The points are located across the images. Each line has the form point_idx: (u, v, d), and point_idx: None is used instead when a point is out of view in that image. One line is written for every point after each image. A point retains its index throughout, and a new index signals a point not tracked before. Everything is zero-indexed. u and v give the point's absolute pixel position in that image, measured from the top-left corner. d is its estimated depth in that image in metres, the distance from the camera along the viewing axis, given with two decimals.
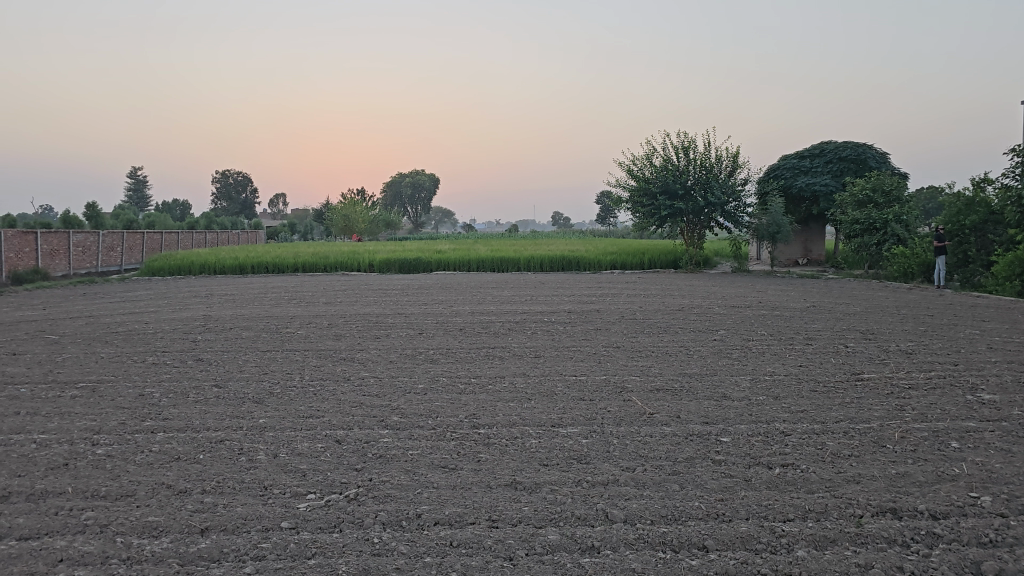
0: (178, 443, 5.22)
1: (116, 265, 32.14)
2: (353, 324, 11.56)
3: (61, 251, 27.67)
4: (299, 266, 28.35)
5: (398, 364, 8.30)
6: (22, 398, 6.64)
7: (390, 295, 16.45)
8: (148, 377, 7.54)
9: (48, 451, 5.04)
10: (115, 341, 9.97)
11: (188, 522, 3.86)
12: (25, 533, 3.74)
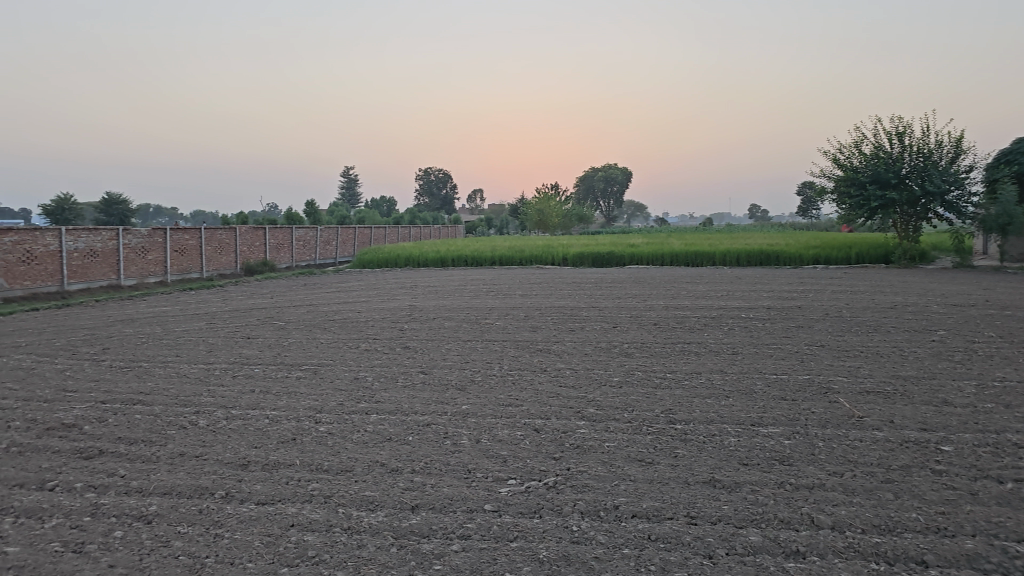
0: (390, 425, 5.59)
1: (331, 258, 34.69)
2: (548, 317, 11.73)
3: (285, 245, 30.27)
4: (495, 260, 29.19)
5: (593, 357, 8.35)
6: (256, 377, 7.39)
7: (584, 289, 16.59)
8: (362, 362, 8.10)
9: (279, 426, 5.56)
10: (332, 328, 10.74)
11: (400, 499, 4.12)
12: (262, 498, 4.15)
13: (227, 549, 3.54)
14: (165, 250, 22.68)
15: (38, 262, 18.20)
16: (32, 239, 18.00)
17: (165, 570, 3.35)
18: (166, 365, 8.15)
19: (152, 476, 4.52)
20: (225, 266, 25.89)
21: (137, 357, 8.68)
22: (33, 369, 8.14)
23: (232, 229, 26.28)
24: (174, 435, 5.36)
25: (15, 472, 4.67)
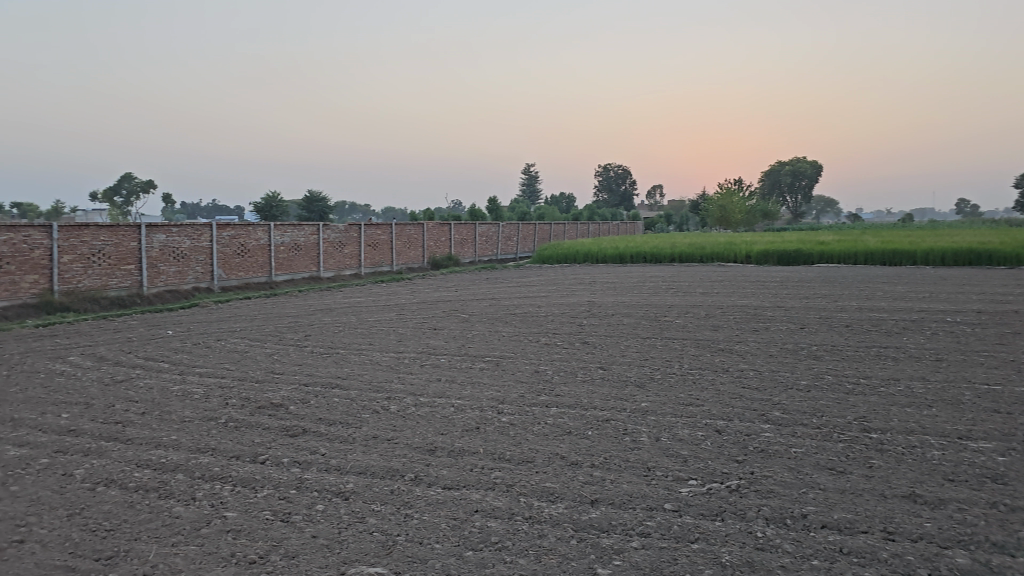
0: (570, 418, 5.64)
1: (512, 253, 35.46)
2: (730, 316, 11.38)
3: (469, 240, 31.31)
4: (675, 256, 28.67)
5: (779, 359, 8.01)
6: (443, 366, 7.70)
7: (769, 288, 15.93)
8: (542, 356, 8.24)
9: (463, 414, 5.77)
10: (513, 322, 10.99)
11: (580, 492, 4.16)
12: (448, 483, 4.32)
13: (417, 530, 3.71)
14: (359, 245, 24.10)
15: (252, 255, 19.95)
16: (246, 234, 19.71)
17: (361, 544, 3.57)
18: (361, 352, 8.68)
19: (350, 456, 4.83)
20: (413, 260, 27.14)
21: (335, 344, 9.30)
22: (246, 353, 8.93)
23: (420, 225, 27.50)
24: (368, 419, 5.70)
25: (232, 445, 5.15)
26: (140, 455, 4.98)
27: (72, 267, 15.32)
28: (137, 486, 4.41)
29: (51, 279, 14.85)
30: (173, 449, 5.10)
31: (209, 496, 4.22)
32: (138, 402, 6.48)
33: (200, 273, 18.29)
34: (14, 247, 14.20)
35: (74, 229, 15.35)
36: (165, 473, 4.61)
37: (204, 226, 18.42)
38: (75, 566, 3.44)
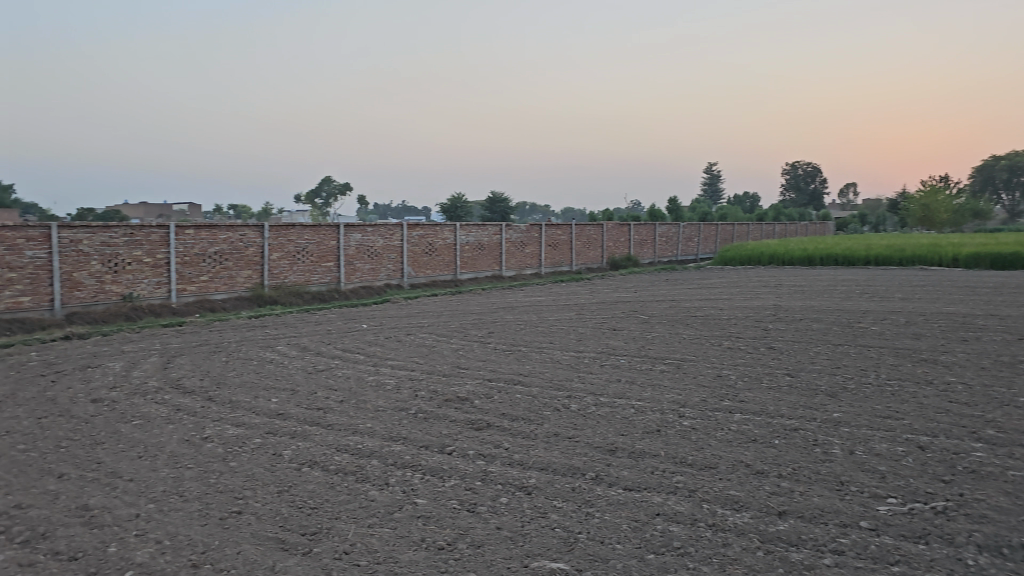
0: (755, 426, 5.44)
1: (693, 254, 34.72)
2: (935, 324, 10.53)
3: (649, 241, 30.99)
4: (872, 258, 26.90)
5: (992, 373, 7.31)
6: (622, 367, 7.68)
7: (980, 294, 14.58)
8: (725, 360, 8.00)
9: (644, 416, 5.72)
10: (694, 325, 10.75)
11: (767, 502, 4.00)
12: (629, 484, 4.30)
13: (598, 529, 3.72)
14: (540, 245, 24.51)
15: (439, 254, 20.80)
16: (433, 234, 20.58)
17: (543, 539, 3.63)
18: (542, 350, 8.82)
19: (531, 452, 4.92)
20: (593, 260, 27.22)
21: (516, 342, 9.50)
22: (433, 347, 9.33)
23: (600, 225, 27.54)
24: (549, 416, 5.78)
25: (421, 435, 5.39)
26: (339, 440, 5.33)
27: (280, 263, 16.64)
28: (337, 468, 4.73)
29: (262, 274, 16.22)
30: (368, 436, 5.42)
31: (401, 482, 4.45)
32: (337, 391, 6.94)
33: (391, 271, 19.31)
34: (232, 245, 15.67)
35: (281, 229, 16.68)
36: (361, 458, 4.91)
37: (396, 226, 19.42)
38: (285, 538, 3.74)
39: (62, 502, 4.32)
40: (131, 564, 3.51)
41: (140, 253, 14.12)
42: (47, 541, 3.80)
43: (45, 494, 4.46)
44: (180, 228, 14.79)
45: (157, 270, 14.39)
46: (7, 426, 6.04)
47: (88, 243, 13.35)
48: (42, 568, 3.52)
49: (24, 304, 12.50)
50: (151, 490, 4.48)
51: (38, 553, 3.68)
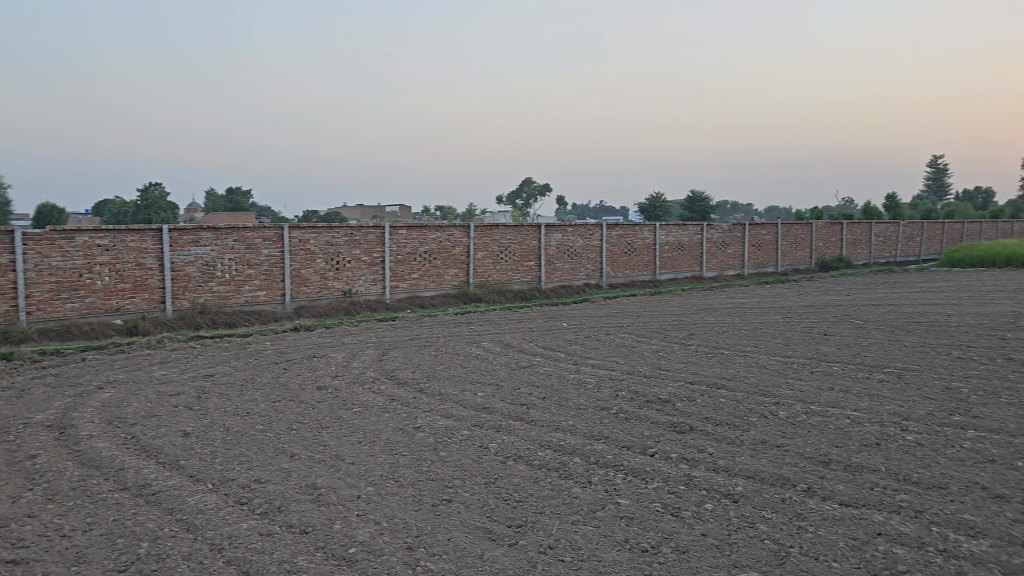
0: (993, 445, 4.93)
1: (914, 255, 32.10)
2: None
3: (863, 241, 29.03)
4: None
5: None
6: (835, 375, 7.23)
7: None
8: (955, 370, 7.31)
9: (861, 428, 5.35)
10: (917, 331, 9.92)
11: (1009, 531, 3.61)
12: (847, 499, 4.04)
13: (812, 544, 3.52)
14: (743, 245, 23.67)
15: (638, 254, 20.64)
16: (633, 233, 20.45)
17: (751, 550, 3.49)
18: (747, 354, 8.49)
19: (738, 458, 4.75)
20: (800, 261, 25.91)
21: (720, 345, 9.22)
22: (633, 347, 9.26)
23: (809, 224, 26.15)
24: (756, 423, 5.55)
25: (623, 435, 5.37)
26: (542, 436, 5.42)
27: (484, 262, 17.22)
28: (541, 464, 4.81)
29: (467, 273, 16.87)
30: (570, 433, 5.47)
31: (603, 481, 4.46)
32: (540, 387, 7.07)
33: (590, 271, 19.41)
34: (440, 244, 16.41)
35: (486, 229, 17.25)
36: (564, 455, 4.97)
37: (595, 226, 19.50)
38: (492, 528, 3.86)
39: (294, 479, 4.73)
40: (354, 541, 3.77)
41: (359, 251, 15.15)
42: (282, 514, 4.17)
43: (280, 470, 4.90)
44: (394, 228, 15.70)
45: (373, 267, 15.38)
46: (248, 407, 6.70)
47: (314, 242, 14.52)
48: (278, 538, 3.87)
49: (260, 298, 13.84)
50: (370, 473, 4.79)
51: (274, 524, 4.05)
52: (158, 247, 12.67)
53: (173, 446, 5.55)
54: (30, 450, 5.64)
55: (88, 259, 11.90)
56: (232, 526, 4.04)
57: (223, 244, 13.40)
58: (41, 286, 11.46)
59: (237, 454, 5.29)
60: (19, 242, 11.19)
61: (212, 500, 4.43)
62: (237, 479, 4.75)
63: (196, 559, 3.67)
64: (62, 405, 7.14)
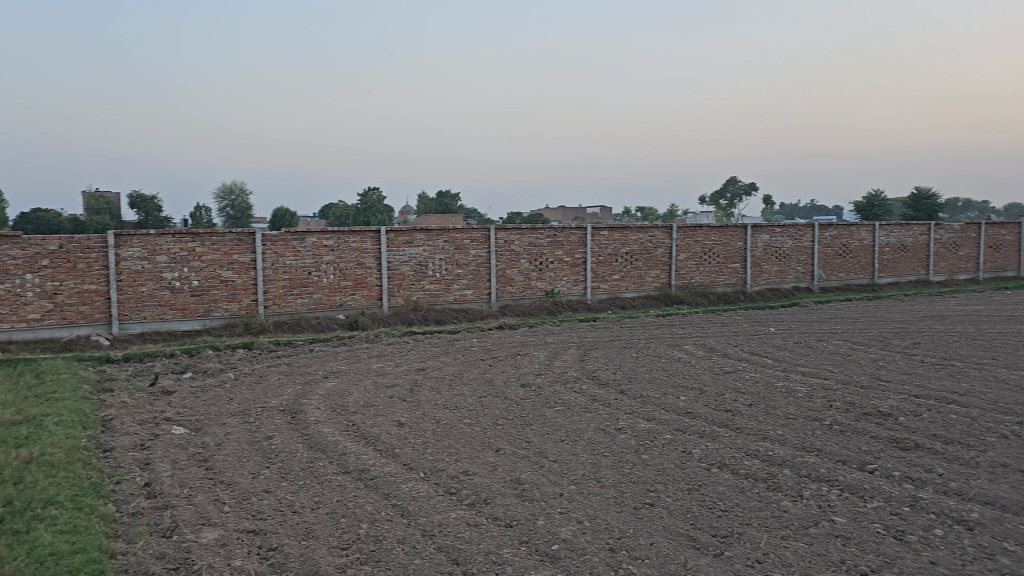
0: None
1: None
2: None
3: None
4: None
5: None
6: None
7: None
8: None
9: None
10: None
11: None
12: None
13: None
14: (979, 246, 21.49)
15: (855, 256, 19.34)
16: (848, 234, 19.20)
17: None
18: (983, 367, 7.69)
19: (973, 482, 4.32)
20: None
21: (949, 356, 8.41)
22: (849, 356, 8.68)
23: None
24: (995, 443, 5.01)
25: (838, 448, 5.05)
26: (749, 445, 5.22)
27: (686, 264, 16.87)
28: (747, 473, 4.63)
29: (669, 274, 16.61)
30: (779, 444, 5.22)
31: (816, 496, 4.21)
32: (746, 394, 6.81)
33: (800, 274, 18.46)
34: (642, 246, 16.27)
35: (689, 230, 16.89)
36: (773, 466, 4.75)
37: (806, 226, 18.51)
38: (696, 537, 3.77)
39: (500, 473, 4.87)
40: (557, 539, 3.81)
41: (561, 252, 15.35)
42: (488, 506, 4.31)
43: (486, 464, 5.07)
44: (596, 229, 15.76)
45: (575, 268, 15.53)
46: (456, 401, 6.99)
47: (518, 243, 14.89)
48: (484, 530, 4.00)
49: (467, 296, 14.41)
50: (572, 472, 4.83)
51: (480, 516, 4.19)
52: (377, 248, 13.53)
53: (389, 434, 5.91)
54: (266, 432, 6.23)
55: (316, 258, 12.99)
56: (442, 514, 4.23)
57: (435, 245, 14.08)
58: (277, 282, 12.73)
59: (447, 446, 5.53)
60: (260, 243, 12.50)
61: (424, 488, 4.67)
62: (446, 469, 4.97)
63: (410, 544, 3.88)
64: (293, 392, 7.82)
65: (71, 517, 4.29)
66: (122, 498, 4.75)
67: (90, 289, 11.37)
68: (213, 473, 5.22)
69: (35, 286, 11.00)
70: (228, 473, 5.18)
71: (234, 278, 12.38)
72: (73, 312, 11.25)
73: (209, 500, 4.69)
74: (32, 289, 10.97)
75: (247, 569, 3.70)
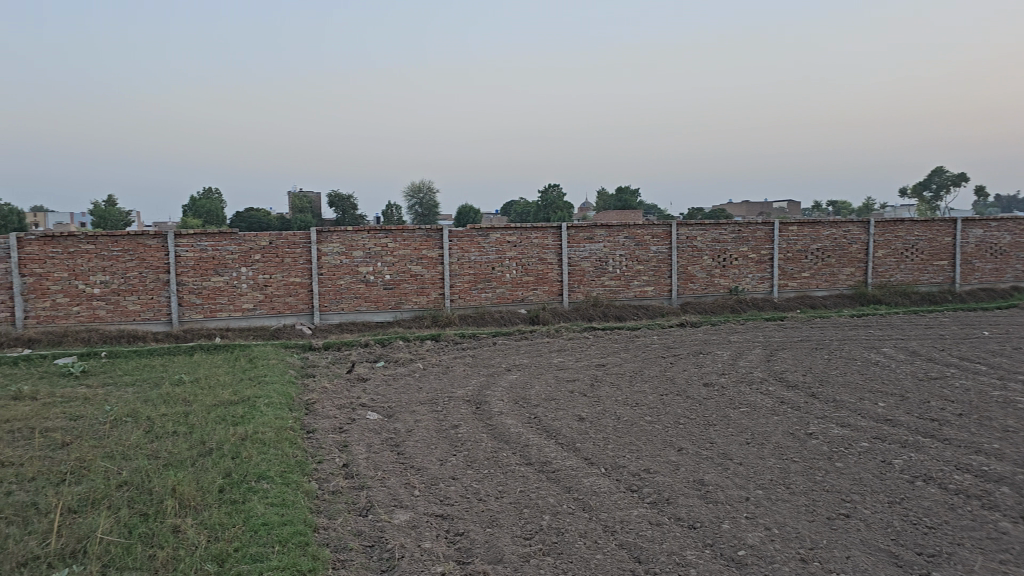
0: None
1: None
2: None
3: None
4: None
5: None
6: None
7: None
8: None
9: None
10: None
11: None
12: None
13: None
14: None
15: None
16: None
17: None
18: None
19: None
20: None
21: None
22: None
23: None
24: None
25: None
26: (959, 458, 4.79)
27: (885, 262, 15.76)
28: (958, 489, 4.26)
29: (866, 272, 15.59)
30: (996, 458, 4.76)
31: None
32: (955, 403, 6.26)
33: (1019, 273, 16.73)
34: (835, 242, 15.36)
35: (888, 224, 15.75)
36: (989, 483, 4.33)
37: None
38: (899, 553, 3.51)
39: (682, 473, 4.77)
40: (744, 544, 3.68)
41: (747, 249, 14.80)
42: (671, 507, 4.23)
43: (668, 463, 4.99)
44: (784, 224, 15.06)
45: (761, 265, 14.93)
46: (637, 398, 6.93)
47: (701, 239, 14.51)
48: (667, 530, 3.93)
49: (648, 293, 14.25)
50: (760, 476, 4.64)
51: (663, 515, 4.13)
52: (557, 244, 13.67)
53: (570, 428, 5.95)
54: (453, 421, 6.47)
55: (499, 254, 13.32)
56: (624, 511, 4.20)
57: (615, 241, 14.01)
58: (462, 277, 13.17)
59: (628, 443, 5.49)
60: (446, 239, 12.98)
61: (605, 483, 4.66)
62: (628, 466, 4.94)
63: (592, 538, 3.88)
64: (477, 383, 8.08)
65: (280, 491, 4.67)
66: (324, 477, 5.10)
67: (296, 282, 12.34)
68: (404, 458, 5.49)
69: (249, 279, 12.13)
70: (417, 459, 5.43)
71: (422, 273, 12.94)
72: (280, 303, 12.28)
73: (401, 482, 4.94)
74: (246, 281, 12.11)
75: (435, 551, 3.86)
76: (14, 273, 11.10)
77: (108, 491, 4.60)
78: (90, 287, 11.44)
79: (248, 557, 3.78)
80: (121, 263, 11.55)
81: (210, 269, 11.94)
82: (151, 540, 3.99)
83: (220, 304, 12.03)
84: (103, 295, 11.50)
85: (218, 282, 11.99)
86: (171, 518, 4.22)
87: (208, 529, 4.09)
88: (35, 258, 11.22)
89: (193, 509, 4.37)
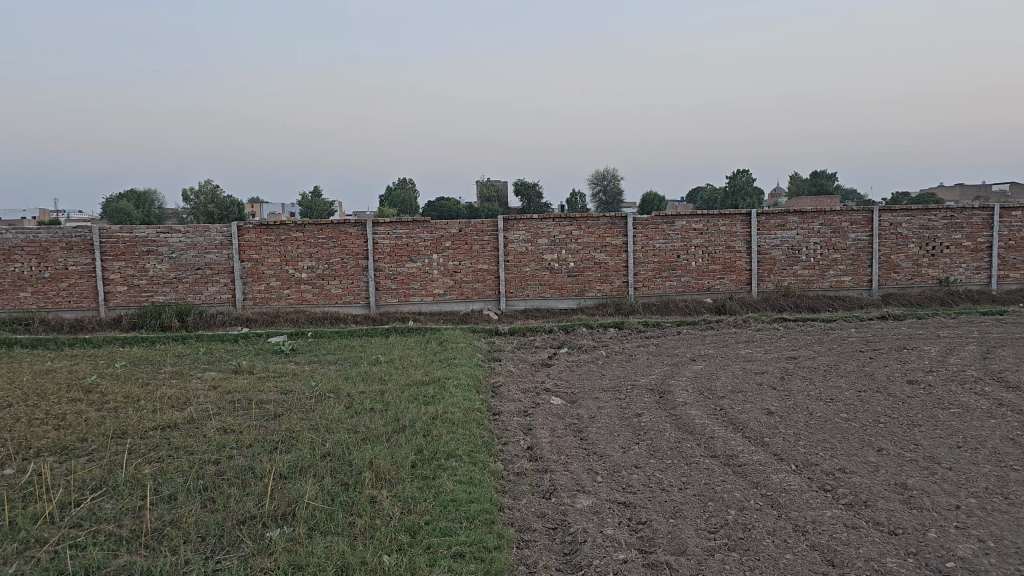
0: None
1: None
2: None
3: None
4: None
5: None
6: None
7: None
8: None
9: None
10: None
11: None
12: None
13: None
14: None
15: None
16: None
17: None
18: None
19: None
20: None
21: None
22: None
23: None
24: None
25: None
26: None
27: None
28: None
29: None
30: None
31: None
32: None
33: None
34: None
35: None
36: None
37: None
38: None
39: (882, 475, 4.46)
40: (953, 555, 3.40)
41: (960, 236, 13.56)
42: (869, 510, 3.98)
43: (866, 464, 4.68)
44: (1007, 209, 13.65)
45: (977, 254, 13.64)
46: (832, 394, 6.56)
47: (908, 225, 13.45)
48: (865, 534, 3.70)
49: (846, 283, 13.42)
50: (973, 484, 4.26)
51: (860, 518, 3.89)
52: (747, 231, 13.18)
53: (758, 422, 5.74)
54: (636, 408, 6.43)
55: (685, 241, 13.04)
56: (817, 511, 4.00)
57: (810, 228, 13.29)
58: (647, 265, 13.04)
59: (822, 440, 5.21)
60: (631, 227, 12.88)
61: (797, 481, 4.45)
62: (820, 464, 4.69)
63: (781, 537, 3.73)
64: (661, 372, 7.98)
65: (468, 469, 4.84)
66: (509, 458, 5.24)
67: (483, 268, 12.74)
68: (587, 444, 5.52)
69: (440, 265, 12.66)
70: (600, 445, 5.44)
71: (607, 260, 12.93)
72: (468, 289, 12.73)
73: (583, 469, 4.97)
74: (437, 267, 12.65)
75: (618, 539, 3.86)
76: (236, 259, 12.25)
77: (314, 460, 4.98)
78: (299, 272, 12.40)
79: (438, 530, 3.97)
80: (326, 250, 12.42)
81: (404, 255, 12.57)
82: (351, 508, 4.28)
83: (413, 289, 12.65)
84: (310, 279, 12.43)
85: (411, 268, 12.61)
86: (369, 489, 4.50)
87: (402, 502, 4.32)
88: (252, 245, 12.30)
89: (388, 482, 4.63)
